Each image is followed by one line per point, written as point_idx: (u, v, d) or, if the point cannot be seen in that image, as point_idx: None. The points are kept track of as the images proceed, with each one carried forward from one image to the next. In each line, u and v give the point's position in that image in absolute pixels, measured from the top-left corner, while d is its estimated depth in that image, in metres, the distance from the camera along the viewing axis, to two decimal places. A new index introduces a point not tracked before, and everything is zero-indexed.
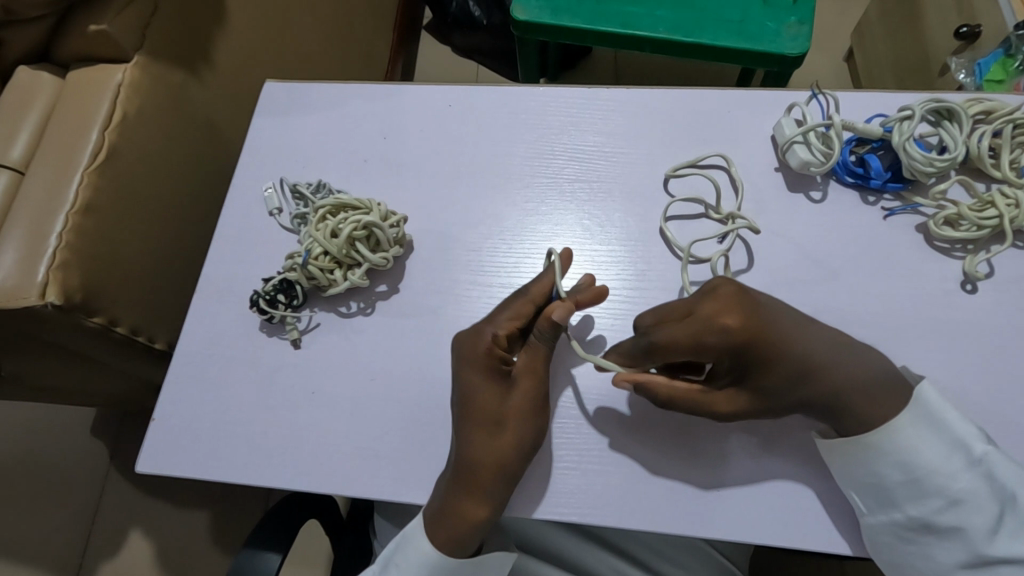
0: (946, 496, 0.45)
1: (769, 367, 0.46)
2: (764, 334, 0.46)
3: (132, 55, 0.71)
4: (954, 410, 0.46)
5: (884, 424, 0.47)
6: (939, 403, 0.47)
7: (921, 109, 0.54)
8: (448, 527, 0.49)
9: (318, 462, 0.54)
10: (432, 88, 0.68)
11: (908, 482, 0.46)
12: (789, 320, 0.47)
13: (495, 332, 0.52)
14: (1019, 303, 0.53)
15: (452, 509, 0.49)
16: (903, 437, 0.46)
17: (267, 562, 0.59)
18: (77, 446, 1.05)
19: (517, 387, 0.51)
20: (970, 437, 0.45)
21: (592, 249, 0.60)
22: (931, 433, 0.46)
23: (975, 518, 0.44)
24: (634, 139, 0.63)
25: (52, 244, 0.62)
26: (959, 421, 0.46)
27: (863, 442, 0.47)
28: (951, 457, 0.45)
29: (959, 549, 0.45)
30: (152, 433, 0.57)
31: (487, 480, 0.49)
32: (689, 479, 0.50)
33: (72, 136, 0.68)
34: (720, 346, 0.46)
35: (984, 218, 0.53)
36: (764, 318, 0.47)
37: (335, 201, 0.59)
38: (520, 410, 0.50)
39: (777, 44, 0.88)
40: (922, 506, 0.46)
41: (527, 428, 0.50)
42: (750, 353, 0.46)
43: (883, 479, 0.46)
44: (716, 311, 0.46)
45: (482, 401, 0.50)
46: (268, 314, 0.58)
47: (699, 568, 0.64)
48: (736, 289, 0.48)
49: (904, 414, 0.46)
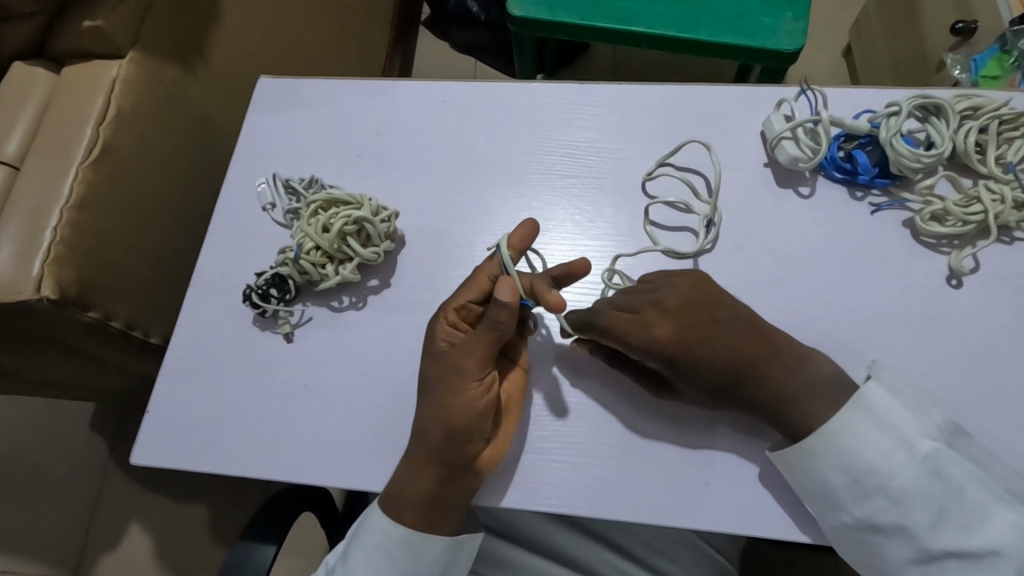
0: (888, 496, 0.45)
1: (692, 376, 0.49)
2: (689, 351, 0.49)
3: (126, 50, 0.72)
4: (900, 408, 0.47)
5: (823, 427, 0.47)
6: (883, 402, 0.47)
7: (908, 105, 0.55)
8: (402, 503, 0.51)
9: (309, 454, 0.55)
10: (425, 84, 0.69)
11: (850, 484, 0.46)
12: (714, 333, 0.49)
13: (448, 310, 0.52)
14: (1005, 298, 0.54)
15: (404, 488, 0.51)
16: (838, 438, 0.47)
17: (261, 553, 0.60)
18: (76, 440, 1.06)
19: (459, 362, 0.50)
20: (914, 435, 0.46)
21: (582, 244, 0.60)
22: (868, 433, 0.46)
23: (918, 514, 0.45)
24: (625, 135, 0.64)
25: (47, 238, 0.63)
26: (904, 418, 0.46)
27: (802, 446, 0.47)
28: (891, 455, 0.45)
29: (906, 545, 0.45)
30: (147, 426, 0.58)
31: (422, 455, 0.50)
32: (676, 470, 0.51)
33: (67, 131, 0.69)
34: (647, 351, 0.49)
35: (970, 213, 0.54)
36: (698, 335, 0.49)
37: (326, 196, 0.59)
38: (465, 385, 0.49)
39: (773, 40, 0.88)
40: (867, 507, 0.46)
41: (468, 406, 0.49)
42: (677, 362, 0.49)
43: (826, 483, 0.47)
44: (652, 324, 0.49)
45: (435, 367, 0.51)
46: (260, 308, 0.58)
47: (688, 560, 0.65)
48: (676, 306, 0.50)
49: (841, 415, 0.47)
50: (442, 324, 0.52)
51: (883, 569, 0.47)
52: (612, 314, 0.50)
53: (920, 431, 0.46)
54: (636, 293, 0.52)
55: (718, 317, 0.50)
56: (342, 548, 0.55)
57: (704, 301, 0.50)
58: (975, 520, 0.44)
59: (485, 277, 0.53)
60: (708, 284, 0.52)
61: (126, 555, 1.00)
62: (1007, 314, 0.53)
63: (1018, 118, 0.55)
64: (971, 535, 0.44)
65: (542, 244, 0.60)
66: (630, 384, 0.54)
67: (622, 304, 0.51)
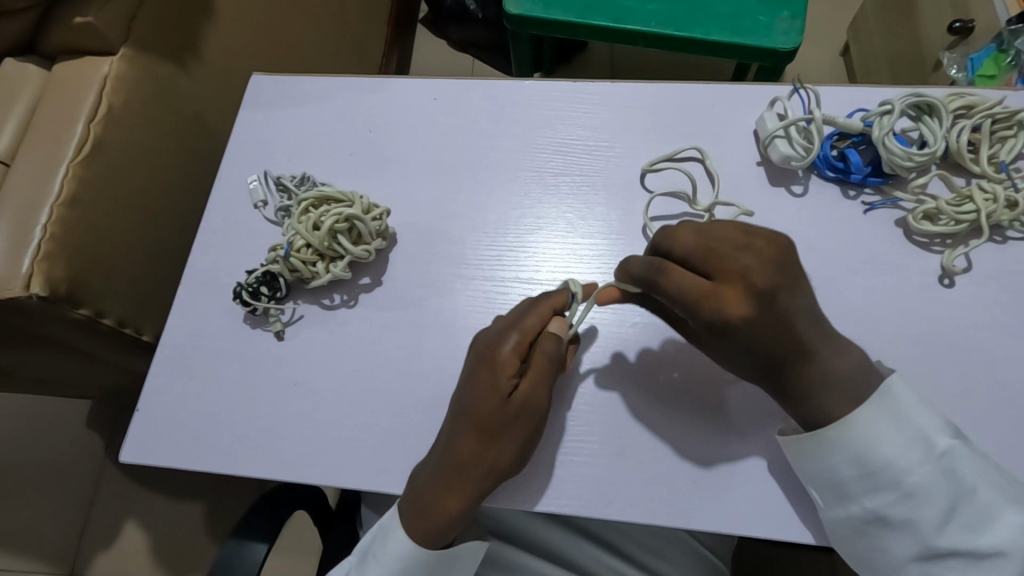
0: (900, 490, 0.45)
1: (741, 347, 0.47)
2: (756, 330, 0.45)
3: (118, 47, 0.71)
4: (917, 403, 0.46)
5: (844, 417, 0.46)
6: (904, 396, 0.46)
7: (901, 104, 0.55)
8: (426, 520, 0.50)
9: (300, 452, 0.55)
10: (419, 81, 0.68)
11: (863, 476, 0.46)
12: (789, 320, 0.45)
13: (516, 338, 0.50)
14: (998, 297, 0.54)
15: (431, 506, 0.49)
16: (858, 431, 0.46)
17: (253, 551, 0.60)
18: (70, 438, 1.06)
19: (522, 402, 0.49)
20: (932, 431, 0.45)
21: (574, 242, 0.60)
22: (888, 426, 0.46)
23: (926, 511, 0.44)
24: (618, 133, 0.63)
25: (37, 235, 0.63)
26: (921, 414, 0.46)
27: (823, 434, 0.47)
28: (907, 451, 0.45)
29: (911, 542, 0.45)
30: (137, 424, 0.58)
31: (464, 485, 0.49)
32: (667, 469, 0.51)
33: (59, 127, 0.68)
34: (704, 322, 0.47)
35: (962, 213, 0.54)
36: (772, 316, 0.45)
37: (317, 194, 0.59)
38: (523, 425, 0.49)
39: (769, 38, 0.88)
40: (876, 500, 0.46)
41: (519, 447, 0.49)
42: (733, 335, 0.46)
43: (839, 472, 0.46)
44: (726, 300, 0.46)
45: (495, 403, 0.49)
46: (251, 306, 0.58)
47: (681, 559, 0.65)
48: (767, 288, 0.45)
49: (865, 408, 0.46)
50: (509, 354, 0.50)
51: (884, 565, 0.47)
52: (684, 280, 0.46)
53: (938, 429, 0.45)
54: (720, 259, 0.47)
55: (795, 304, 0.46)
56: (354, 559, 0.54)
57: (790, 288, 0.46)
58: (983, 522, 0.43)
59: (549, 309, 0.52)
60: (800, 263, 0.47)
61: (120, 553, 1.00)
62: (999, 313, 0.53)
63: (1011, 117, 0.55)
64: (977, 536, 0.43)
65: (535, 242, 0.60)
66: (620, 382, 0.54)
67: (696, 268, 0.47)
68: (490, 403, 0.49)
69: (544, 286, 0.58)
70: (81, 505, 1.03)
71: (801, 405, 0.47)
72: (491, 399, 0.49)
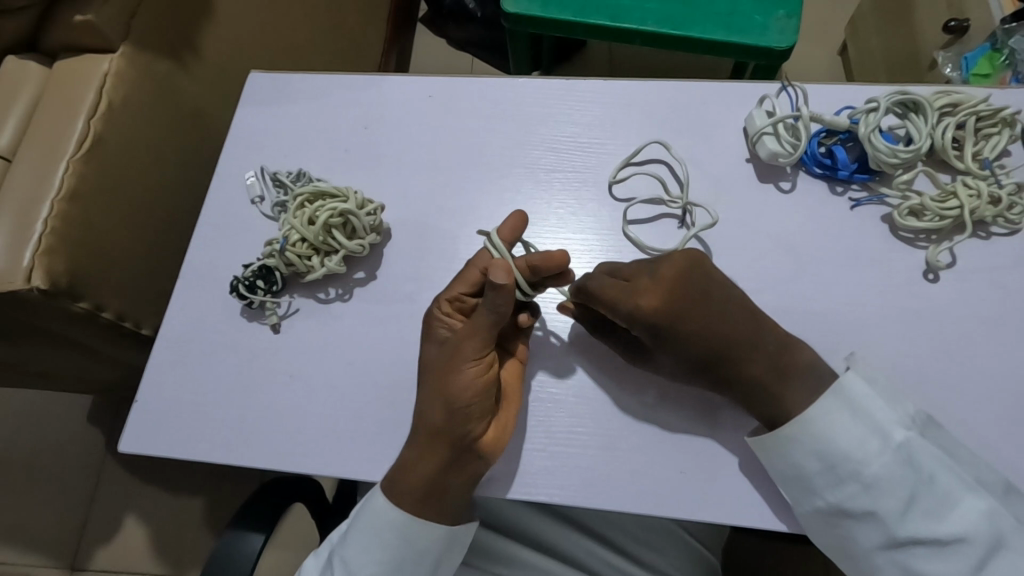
0: (861, 482, 0.46)
1: (670, 338, 0.50)
2: (677, 317, 0.49)
3: (118, 45, 0.73)
4: (876, 398, 0.47)
5: (800, 413, 0.48)
6: (860, 391, 0.48)
7: (887, 102, 0.56)
8: (402, 490, 0.51)
9: (295, 443, 0.56)
10: (414, 79, 0.69)
11: (826, 470, 0.47)
12: (703, 306, 0.50)
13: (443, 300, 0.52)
14: (981, 292, 0.54)
15: (406, 473, 0.50)
16: (815, 427, 0.47)
17: (249, 541, 0.61)
18: (71, 431, 1.08)
19: (458, 347, 0.49)
20: (888, 423, 0.46)
21: (565, 238, 0.61)
22: (844, 421, 0.47)
23: (889, 501, 0.45)
24: (609, 131, 0.64)
25: (38, 230, 0.64)
26: (878, 408, 0.47)
27: (781, 431, 0.48)
28: (865, 443, 0.46)
29: (877, 531, 0.46)
30: (135, 415, 0.59)
31: (427, 443, 0.49)
32: (654, 459, 0.52)
33: (59, 124, 0.69)
34: (633, 318, 0.50)
35: (947, 209, 0.55)
36: (686, 302, 0.49)
37: (312, 189, 0.60)
38: (463, 369, 0.48)
39: (765, 37, 0.89)
40: (840, 493, 0.47)
41: (463, 389, 0.48)
42: (662, 330, 0.50)
43: (802, 468, 0.47)
44: (637, 291, 0.50)
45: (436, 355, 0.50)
46: (248, 300, 0.59)
47: (671, 551, 0.66)
48: (672, 278, 0.50)
49: (818, 404, 0.48)
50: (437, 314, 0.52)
51: (854, 554, 0.48)
52: (602, 281, 0.51)
53: (894, 421, 0.47)
54: (634, 267, 0.52)
55: (710, 293, 0.50)
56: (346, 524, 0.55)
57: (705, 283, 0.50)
58: (943, 507, 0.45)
59: (476, 270, 0.52)
60: (712, 264, 0.51)
61: (120, 546, 1.01)
62: (982, 308, 0.54)
63: (996, 114, 0.56)
64: (939, 523, 0.44)
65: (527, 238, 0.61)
66: (611, 375, 0.55)
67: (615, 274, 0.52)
68: (430, 353, 0.51)
69: None
70: (82, 499, 1.04)
71: (751, 393, 0.49)
72: (432, 359, 0.50)
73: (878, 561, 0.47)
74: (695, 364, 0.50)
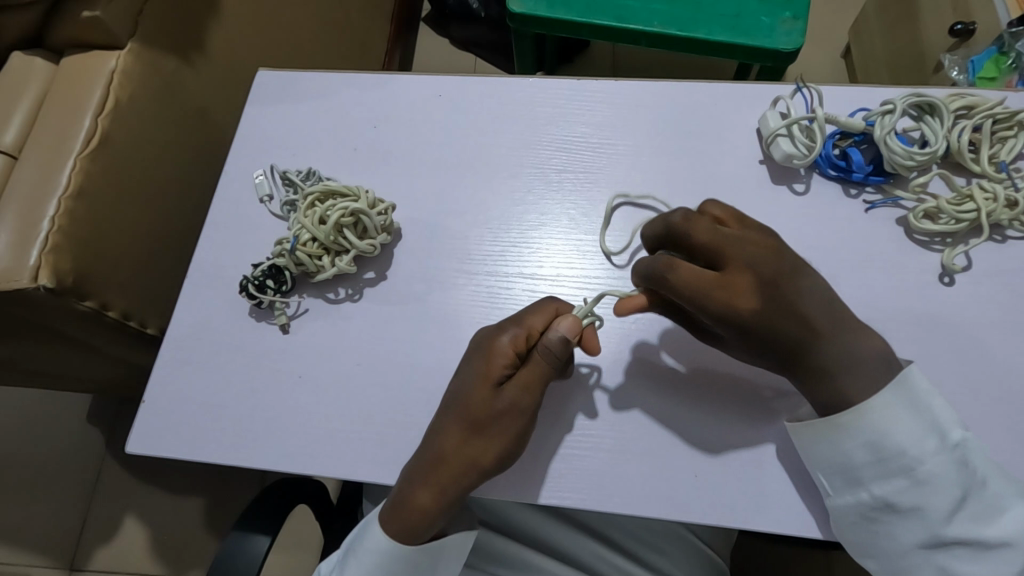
0: (913, 478, 0.45)
1: (754, 338, 0.48)
2: (769, 322, 0.47)
3: (126, 42, 0.72)
4: (934, 395, 0.47)
5: (861, 403, 0.46)
6: (922, 385, 0.47)
7: (902, 104, 0.56)
8: (405, 520, 0.50)
9: (304, 444, 0.55)
10: (424, 78, 0.69)
11: (876, 463, 0.46)
12: (793, 311, 0.47)
13: (517, 331, 0.51)
14: (997, 295, 0.54)
15: (411, 502, 0.50)
16: (876, 420, 0.46)
17: (255, 543, 0.60)
18: (72, 431, 1.07)
19: (513, 396, 0.50)
20: (946, 422, 0.46)
21: (577, 239, 0.60)
22: (906, 415, 0.46)
23: (939, 500, 0.44)
24: (622, 131, 0.64)
25: (44, 227, 0.63)
26: (938, 406, 0.46)
27: (837, 420, 0.47)
28: (922, 440, 0.45)
29: (919, 529, 0.45)
30: (141, 416, 0.58)
31: (449, 481, 0.49)
32: (668, 463, 0.51)
33: (66, 121, 0.69)
34: (723, 318, 0.47)
35: (963, 211, 0.54)
36: (780, 305, 0.46)
37: (323, 188, 0.59)
38: (514, 420, 0.49)
39: (773, 38, 0.89)
40: (887, 486, 0.46)
41: (506, 444, 0.50)
42: (748, 330, 0.47)
43: (851, 458, 0.47)
44: (736, 292, 0.47)
45: (489, 393, 0.50)
46: (256, 300, 0.59)
47: (680, 555, 0.65)
48: (772, 278, 0.47)
49: (883, 397, 0.46)
50: (508, 348, 0.50)
51: (888, 552, 0.47)
52: (692, 271, 0.47)
53: (952, 420, 0.46)
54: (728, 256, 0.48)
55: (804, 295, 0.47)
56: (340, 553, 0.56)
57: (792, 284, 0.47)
58: (990, 512, 0.44)
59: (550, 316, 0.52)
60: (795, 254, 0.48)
61: (121, 548, 1.01)
62: (998, 312, 0.53)
63: (1011, 117, 0.56)
64: (984, 526, 0.44)
65: (538, 238, 0.61)
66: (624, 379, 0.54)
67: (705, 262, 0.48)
68: (482, 398, 0.50)
69: (547, 282, 0.59)
70: (83, 499, 1.03)
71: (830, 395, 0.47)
72: (481, 398, 0.50)
73: (913, 558, 0.46)
74: (774, 362, 0.48)
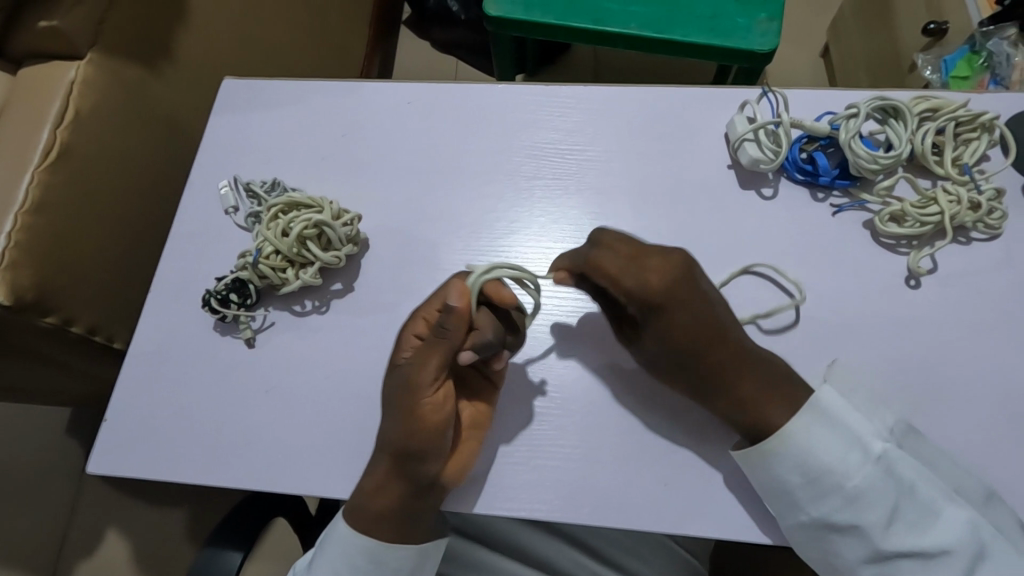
0: (844, 495, 0.46)
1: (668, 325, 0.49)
2: (674, 304, 0.49)
3: (86, 51, 0.70)
4: (851, 410, 0.47)
5: (782, 426, 0.47)
6: (836, 403, 0.48)
7: (866, 108, 0.56)
8: (362, 513, 0.51)
9: (270, 460, 0.54)
10: (392, 85, 0.68)
11: (808, 484, 0.46)
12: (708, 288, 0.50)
13: (417, 319, 0.50)
14: (962, 297, 0.54)
15: (371, 502, 0.50)
16: (797, 439, 0.47)
17: (224, 561, 0.59)
18: (47, 445, 1.05)
19: (411, 376, 0.47)
20: (867, 436, 0.47)
21: (546, 247, 0.60)
22: (825, 434, 0.47)
23: (873, 514, 0.45)
24: (590, 137, 0.64)
25: (1, 243, 0.62)
26: (856, 420, 0.47)
27: (764, 444, 0.47)
28: (847, 456, 0.46)
29: (861, 546, 0.46)
30: (104, 433, 0.57)
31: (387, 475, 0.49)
32: (638, 472, 0.51)
33: (24, 133, 0.67)
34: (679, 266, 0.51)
35: (927, 215, 0.54)
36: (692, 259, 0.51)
37: (287, 199, 0.58)
38: (419, 401, 0.46)
39: (747, 40, 0.89)
40: (822, 507, 0.46)
41: (414, 428, 0.47)
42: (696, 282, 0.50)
43: (784, 480, 0.47)
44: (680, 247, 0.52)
45: (394, 379, 0.49)
46: (221, 314, 0.58)
47: (657, 562, 0.65)
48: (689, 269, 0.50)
49: (799, 417, 0.47)
50: (409, 335, 0.50)
51: (839, 570, 0.47)
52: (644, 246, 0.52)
53: (872, 433, 0.47)
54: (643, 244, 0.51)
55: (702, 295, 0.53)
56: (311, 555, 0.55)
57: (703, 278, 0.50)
58: (924, 519, 0.45)
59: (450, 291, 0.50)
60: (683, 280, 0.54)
61: (97, 564, 0.99)
62: (964, 314, 0.54)
63: (974, 120, 0.56)
64: (921, 535, 0.45)
65: (506, 247, 0.60)
66: (593, 389, 0.54)
67: (624, 247, 0.51)
68: (391, 379, 0.50)
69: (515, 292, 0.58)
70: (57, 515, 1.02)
71: (741, 403, 0.48)
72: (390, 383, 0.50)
73: (862, 575, 0.46)
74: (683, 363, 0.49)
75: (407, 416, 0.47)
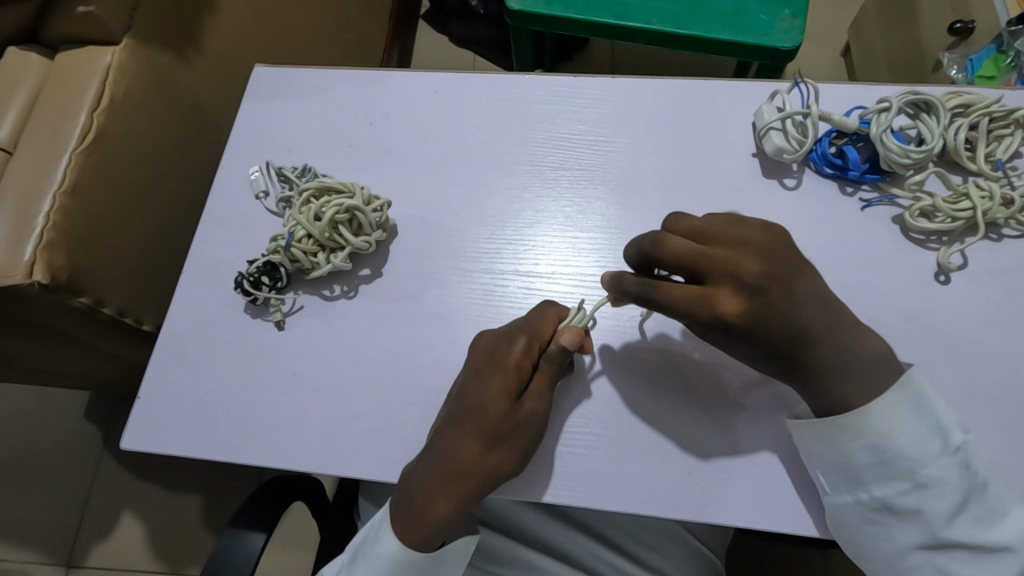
0: (914, 480, 0.45)
1: (741, 340, 0.48)
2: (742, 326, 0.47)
3: (121, 37, 0.72)
4: (936, 396, 0.46)
5: (866, 406, 0.46)
6: (922, 387, 0.46)
7: (898, 102, 0.56)
8: (415, 524, 0.50)
9: (298, 442, 0.55)
10: (420, 74, 0.68)
11: (877, 464, 0.46)
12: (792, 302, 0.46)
13: (523, 344, 0.51)
14: (990, 294, 0.54)
15: (425, 512, 0.50)
16: (877, 422, 0.46)
17: (249, 541, 0.60)
18: (71, 427, 1.07)
19: (534, 412, 0.50)
20: (950, 425, 0.45)
21: (573, 236, 0.60)
22: (908, 420, 0.46)
23: (939, 504, 0.44)
24: (617, 128, 0.64)
25: (39, 223, 0.63)
26: (939, 407, 0.46)
27: (838, 421, 0.47)
28: (926, 444, 0.45)
29: (919, 532, 0.46)
30: (135, 412, 0.58)
31: (453, 487, 0.49)
32: (663, 462, 0.51)
33: (62, 116, 0.68)
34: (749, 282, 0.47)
35: (959, 210, 0.54)
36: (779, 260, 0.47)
37: (319, 184, 0.59)
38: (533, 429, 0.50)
39: (771, 36, 0.88)
40: (887, 488, 0.46)
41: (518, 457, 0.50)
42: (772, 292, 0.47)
43: (851, 458, 0.47)
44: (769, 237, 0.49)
45: (507, 412, 0.49)
46: (252, 296, 0.59)
47: (675, 553, 0.65)
48: (757, 279, 0.47)
49: (883, 399, 0.46)
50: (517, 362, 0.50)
51: (886, 554, 0.47)
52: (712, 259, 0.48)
53: (954, 424, 0.46)
54: (707, 253, 0.48)
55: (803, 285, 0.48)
56: (346, 557, 0.55)
57: (785, 272, 0.47)
58: (990, 516, 0.44)
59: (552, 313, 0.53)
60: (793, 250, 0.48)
61: (117, 545, 1.00)
62: (992, 310, 0.53)
63: (1008, 116, 0.55)
64: (984, 530, 0.44)
65: (534, 236, 0.61)
66: (620, 379, 0.54)
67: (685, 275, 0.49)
68: (493, 409, 0.49)
69: (543, 279, 0.59)
70: (80, 497, 1.03)
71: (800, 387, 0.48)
72: (487, 406, 0.50)
73: (911, 559, 0.46)
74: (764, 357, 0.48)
75: (520, 444, 0.49)
